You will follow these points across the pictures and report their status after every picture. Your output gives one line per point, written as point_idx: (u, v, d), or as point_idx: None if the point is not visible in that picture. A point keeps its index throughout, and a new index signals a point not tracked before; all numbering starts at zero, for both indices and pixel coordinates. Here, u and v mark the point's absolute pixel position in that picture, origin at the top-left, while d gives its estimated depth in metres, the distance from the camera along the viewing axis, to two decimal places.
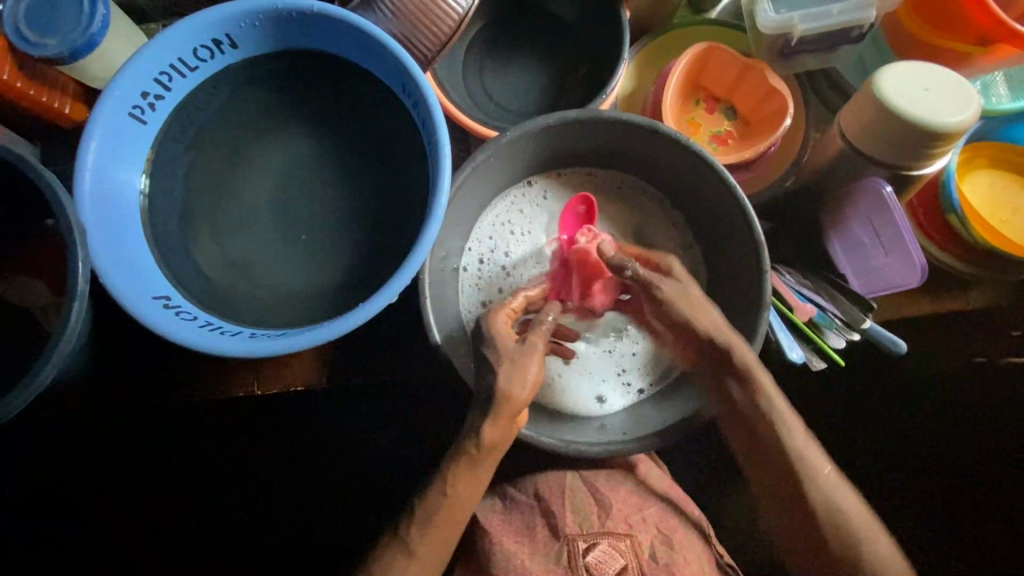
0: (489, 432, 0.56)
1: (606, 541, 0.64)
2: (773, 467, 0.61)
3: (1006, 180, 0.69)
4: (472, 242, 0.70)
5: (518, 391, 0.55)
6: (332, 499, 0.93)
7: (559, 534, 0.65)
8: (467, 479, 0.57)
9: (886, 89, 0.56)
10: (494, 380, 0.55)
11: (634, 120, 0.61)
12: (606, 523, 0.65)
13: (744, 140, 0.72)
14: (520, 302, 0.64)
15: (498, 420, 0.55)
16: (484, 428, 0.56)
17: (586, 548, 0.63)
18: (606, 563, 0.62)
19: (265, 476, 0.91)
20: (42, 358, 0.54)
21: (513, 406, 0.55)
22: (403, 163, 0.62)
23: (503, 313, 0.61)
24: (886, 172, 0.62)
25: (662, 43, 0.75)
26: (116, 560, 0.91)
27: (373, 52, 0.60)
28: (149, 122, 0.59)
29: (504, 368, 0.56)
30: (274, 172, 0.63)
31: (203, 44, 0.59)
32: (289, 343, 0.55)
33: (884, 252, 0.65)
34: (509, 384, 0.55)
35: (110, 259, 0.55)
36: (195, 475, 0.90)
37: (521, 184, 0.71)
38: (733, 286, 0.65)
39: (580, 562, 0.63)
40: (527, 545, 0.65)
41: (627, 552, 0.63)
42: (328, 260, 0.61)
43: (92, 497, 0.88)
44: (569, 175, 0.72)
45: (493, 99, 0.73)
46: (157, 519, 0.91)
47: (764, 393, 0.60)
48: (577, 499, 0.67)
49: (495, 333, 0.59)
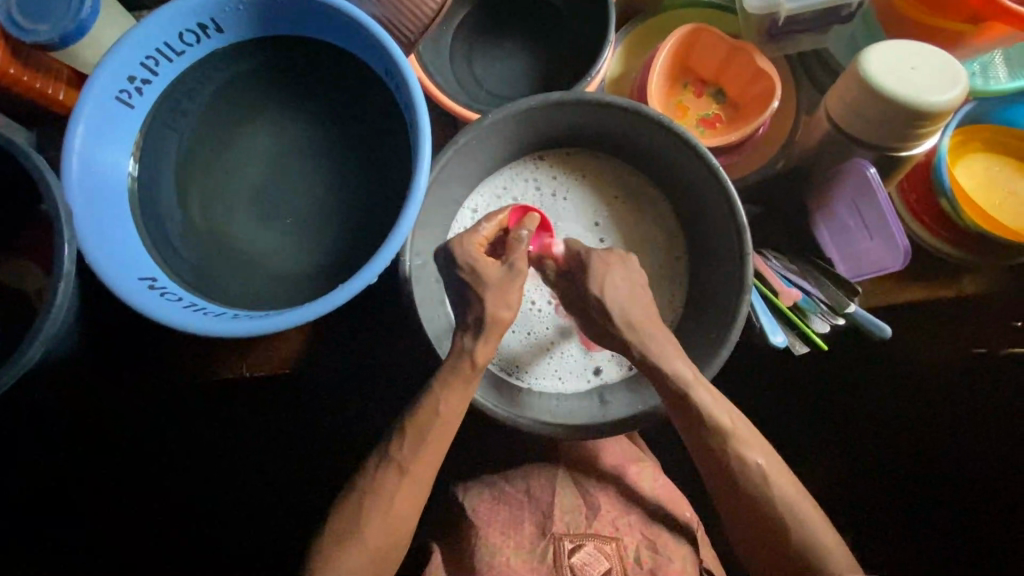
0: (482, 350, 0.57)
1: (592, 543, 0.64)
2: (741, 505, 0.58)
3: (1002, 164, 0.68)
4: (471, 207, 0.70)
5: (505, 311, 0.57)
6: (325, 494, 0.92)
7: (545, 533, 0.65)
8: (459, 393, 0.56)
9: (871, 68, 0.55)
10: (481, 306, 0.56)
11: (616, 102, 0.61)
12: (592, 524, 0.66)
13: (733, 123, 0.71)
14: (490, 228, 0.59)
15: (490, 338, 0.57)
16: (477, 346, 0.57)
17: (572, 549, 0.63)
18: (592, 565, 0.63)
19: (258, 473, 0.93)
20: (30, 336, 0.55)
21: (503, 325, 0.57)
22: (388, 144, 0.63)
23: (474, 237, 0.58)
24: (873, 154, 0.61)
25: (651, 26, 0.74)
26: (116, 559, 0.92)
27: (356, 35, 0.60)
28: (136, 106, 0.60)
29: (486, 297, 0.56)
30: (261, 155, 0.63)
31: (188, 28, 0.59)
32: (272, 324, 0.55)
33: (868, 235, 0.63)
34: (496, 308, 0.56)
35: (97, 242, 0.56)
36: (192, 469, 0.91)
37: (532, 157, 0.71)
38: (717, 271, 0.64)
39: (566, 562, 0.63)
40: (512, 542, 0.64)
41: (612, 555, 0.64)
42: (312, 243, 0.62)
43: (92, 497, 0.90)
44: (578, 153, 0.71)
45: (481, 84, 0.72)
46: (157, 520, 0.92)
47: (713, 409, 0.58)
48: (565, 498, 0.67)
49: (470, 261, 0.57)
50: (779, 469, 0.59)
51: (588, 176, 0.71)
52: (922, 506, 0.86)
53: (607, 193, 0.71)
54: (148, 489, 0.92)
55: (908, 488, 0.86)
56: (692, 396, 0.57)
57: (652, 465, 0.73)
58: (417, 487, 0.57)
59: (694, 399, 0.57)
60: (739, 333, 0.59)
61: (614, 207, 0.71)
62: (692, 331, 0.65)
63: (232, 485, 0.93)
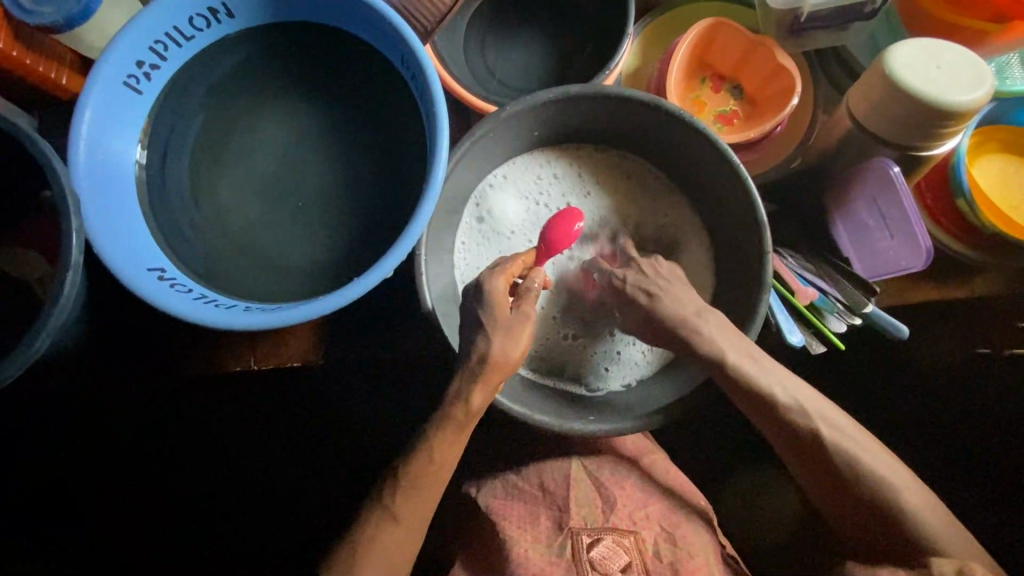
0: (476, 397, 0.55)
1: (610, 537, 0.63)
2: (804, 449, 0.60)
3: (1018, 164, 0.68)
4: (519, 159, 0.69)
5: (509, 355, 0.55)
6: (331, 491, 0.92)
7: (562, 527, 0.64)
8: (451, 445, 0.57)
9: (896, 66, 0.55)
10: (487, 345, 0.54)
11: (636, 96, 0.60)
12: (609, 518, 0.65)
13: (750, 120, 0.70)
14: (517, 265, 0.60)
15: (486, 385, 0.55)
16: (472, 392, 0.55)
17: (591, 543, 0.62)
18: (610, 560, 0.62)
19: (259, 469, 0.92)
20: (36, 328, 0.54)
21: (503, 371, 0.55)
22: (401, 135, 0.61)
23: (501, 273, 0.58)
24: (894, 153, 0.61)
25: (666, 20, 0.73)
26: (121, 557, 0.91)
27: (372, 24, 0.59)
28: (144, 92, 0.58)
29: (496, 337, 0.55)
30: (272, 144, 0.62)
31: (198, 13, 0.58)
32: (288, 317, 0.54)
33: (888, 234, 0.63)
34: (501, 351, 0.54)
35: (105, 232, 0.55)
36: (196, 466, 0.90)
37: (577, 144, 0.70)
38: (734, 272, 0.63)
39: (584, 558, 0.62)
40: (531, 536, 0.64)
41: (631, 549, 0.62)
42: (325, 234, 0.61)
43: (96, 494, 0.89)
44: (607, 156, 0.71)
45: (495, 76, 0.71)
46: (157, 519, 0.92)
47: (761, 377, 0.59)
48: (581, 491, 0.66)
49: (494, 304, 0.56)
50: (813, 397, 0.60)
51: (618, 180, 0.71)
52: None
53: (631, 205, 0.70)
54: (149, 487, 0.90)
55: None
56: (729, 368, 0.58)
57: (665, 457, 0.73)
58: (431, 479, 0.58)
59: (732, 370, 0.58)
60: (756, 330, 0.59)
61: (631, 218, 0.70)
62: None
63: (231, 483, 0.92)
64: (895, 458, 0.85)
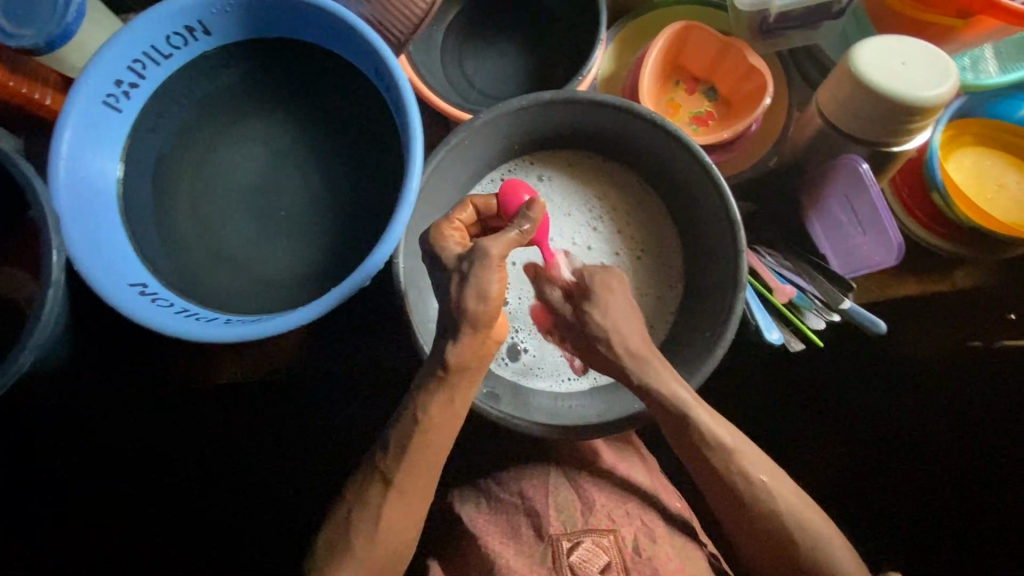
0: (458, 351, 0.50)
1: (590, 539, 0.63)
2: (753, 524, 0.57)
3: (993, 158, 0.68)
4: (536, 158, 0.71)
5: (477, 306, 0.48)
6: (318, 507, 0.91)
7: (543, 535, 0.64)
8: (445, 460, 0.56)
9: (862, 65, 0.55)
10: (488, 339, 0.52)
11: (608, 100, 0.61)
12: (588, 521, 0.64)
13: (725, 120, 0.71)
14: (465, 213, 0.56)
15: (469, 338, 0.50)
16: (453, 347, 0.50)
17: (570, 548, 0.62)
18: (589, 562, 0.62)
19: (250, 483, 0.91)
20: (19, 343, 0.55)
21: (482, 321, 0.49)
22: (379, 145, 0.62)
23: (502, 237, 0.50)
24: (865, 149, 0.62)
25: (640, 26, 0.74)
26: None
27: (346, 37, 0.60)
28: (124, 110, 0.59)
29: (455, 285, 0.49)
30: (254, 159, 0.63)
31: (174, 31, 0.58)
32: (267, 328, 0.55)
33: (861, 231, 0.64)
34: (467, 298, 0.48)
35: (87, 249, 0.55)
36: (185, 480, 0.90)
37: (575, 152, 0.71)
38: (704, 269, 0.65)
39: (564, 562, 0.62)
40: (511, 546, 0.64)
41: (610, 549, 0.63)
42: (306, 246, 0.61)
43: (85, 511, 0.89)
44: (597, 163, 0.71)
45: (473, 85, 0.72)
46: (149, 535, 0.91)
47: (717, 429, 0.56)
48: (560, 495, 0.66)
49: (474, 272, 0.48)
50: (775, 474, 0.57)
51: (609, 191, 0.71)
52: (928, 512, 0.84)
53: (623, 215, 0.71)
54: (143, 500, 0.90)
55: (907, 493, 0.85)
56: (685, 418, 0.56)
57: (643, 462, 0.72)
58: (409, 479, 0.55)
59: (687, 419, 0.56)
60: (733, 331, 0.58)
61: (620, 226, 0.70)
62: (685, 329, 0.65)
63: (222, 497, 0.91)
64: (884, 457, 0.86)
